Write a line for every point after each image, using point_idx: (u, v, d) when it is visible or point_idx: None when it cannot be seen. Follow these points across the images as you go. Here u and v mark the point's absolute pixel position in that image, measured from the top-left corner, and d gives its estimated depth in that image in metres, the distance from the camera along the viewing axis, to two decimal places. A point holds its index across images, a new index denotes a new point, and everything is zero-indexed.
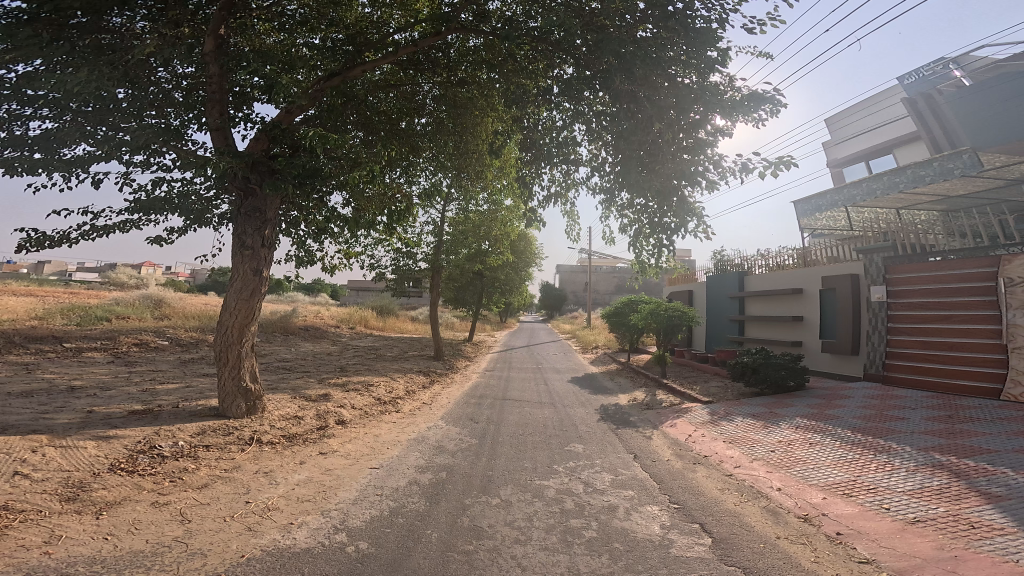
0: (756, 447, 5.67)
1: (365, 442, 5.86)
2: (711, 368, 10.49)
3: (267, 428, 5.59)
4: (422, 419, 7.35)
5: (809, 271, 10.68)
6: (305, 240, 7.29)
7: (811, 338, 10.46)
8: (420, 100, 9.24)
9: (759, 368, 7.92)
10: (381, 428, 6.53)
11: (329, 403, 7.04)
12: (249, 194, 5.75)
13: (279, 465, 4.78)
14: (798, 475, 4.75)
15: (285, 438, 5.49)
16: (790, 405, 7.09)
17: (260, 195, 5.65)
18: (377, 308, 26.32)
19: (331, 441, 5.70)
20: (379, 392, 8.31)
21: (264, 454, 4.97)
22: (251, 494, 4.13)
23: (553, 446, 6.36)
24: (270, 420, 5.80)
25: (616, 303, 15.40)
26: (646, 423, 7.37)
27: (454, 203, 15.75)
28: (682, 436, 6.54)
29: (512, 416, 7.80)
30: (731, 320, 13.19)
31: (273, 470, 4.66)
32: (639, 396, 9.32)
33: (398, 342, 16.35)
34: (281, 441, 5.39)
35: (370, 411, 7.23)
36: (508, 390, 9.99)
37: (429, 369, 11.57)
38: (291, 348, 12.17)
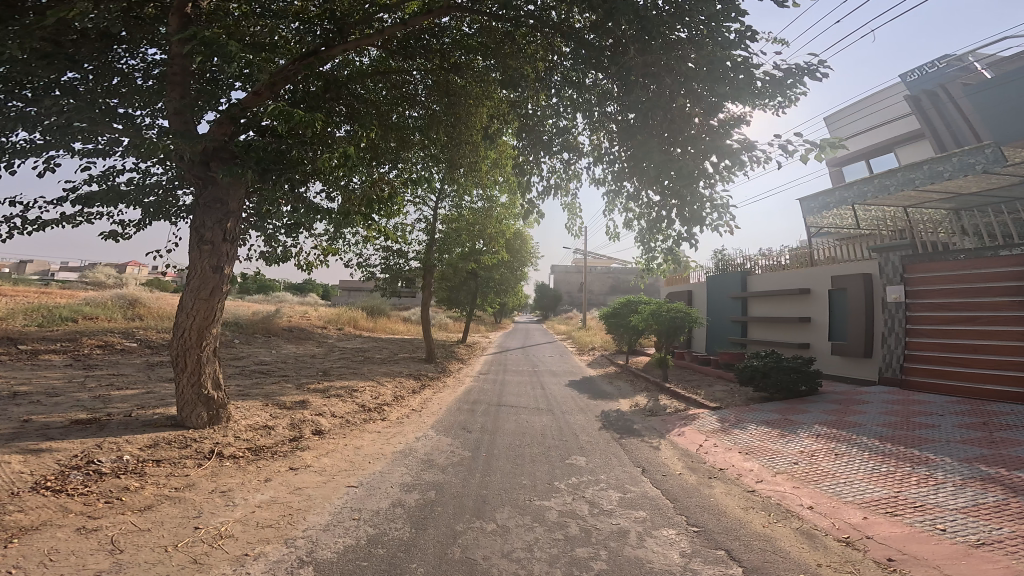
0: (777, 459, 5.19)
1: (343, 456, 5.24)
2: (716, 372, 10.03)
3: (231, 440, 4.96)
4: (410, 429, 6.75)
5: (816, 271, 10.31)
6: (281, 232, 6.67)
7: (820, 339, 10.07)
8: (411, 87, 8.66)
9: (772, 372, 7.44)
10: (363, 439, 5.93)
11: (307, 411, 6.41)
12: (213, 180, 5.11)
13: (240, 484, 4.16)
14: (830, 491, 4.27)
15: (250, 451, 4.86)
16: (805, 411, 6.63)
17: (222, 182, 4.99)
18: (368, 308, 25.58)
19: (304, 454, 5.09)
20: (364, 399, 7.68)
21: (223, 470, 4.35)
22: (202, 519, 3.51)
23: (553, 458, 5.82)
24: (236, 432, 5.17)
25: (613, 303, 15.02)
26: (651, 432, 6.86)
27: (447, 201, 15.22)
28: (692, 446, 6.04)
29: (507, 424, 7.25)
30: (733, 320, 12.80)
31: (231, 489, 4.04)
32: (642, 401, 8.83)
33: (388, 343, 15.71)
34: (245, 454, 4.76)
35: (353, 420, 6.61)
36: (504, 395, 9.43)
37: (420, 372, 10.99)
38: (273, 350, 11.48)
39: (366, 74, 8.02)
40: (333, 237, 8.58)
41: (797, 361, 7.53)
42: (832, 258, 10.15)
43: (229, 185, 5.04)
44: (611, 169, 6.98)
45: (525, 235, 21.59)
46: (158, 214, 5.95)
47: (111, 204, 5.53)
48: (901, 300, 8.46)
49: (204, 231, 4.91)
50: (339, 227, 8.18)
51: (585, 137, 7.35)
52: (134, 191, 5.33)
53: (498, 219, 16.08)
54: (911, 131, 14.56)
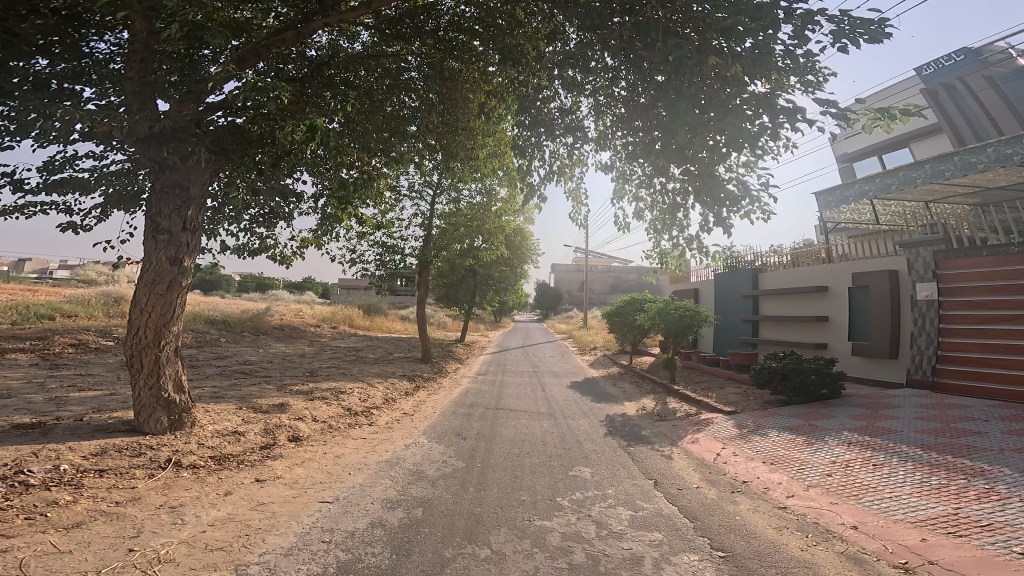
0: (807, 469, 4.67)
1: (320, 466, 4.72)
2: (727, 373, 9.49)
3: (194, 448, 4.44)
4: (399, 435, 6.20)
5: (835, 267, 9.77)
6: (259, 221, 6.16)
7: (838, 340, 9.55)
8: (405, 72, 8.13)
9: (793, 373, 6.88)
10: (344, 447, 5.39)
11: (284, 416, 5.86)
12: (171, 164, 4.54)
13: (195, 498, 3.62)
14: (877, 508, 3.77)
15: (213, 461, 4.32)
16: (830, 416, 6.10)
17: (184, 165, 4.45)
18: (364, 306, 25.04)
19: (275, 464, 4.55)
20: (351, 402, 7.13)
21: (178, 482, 3.82)
22: (140, 540, 2.98)
23: (554, 470, 5.28)
24: (201, 439, 4.64)
25: (616, 302, 14.48)
26: (661, 439, 6.32)
27: (445, 195, 14.66)
28: (708, 455, 5.51)
29: (505, 430, 6.71)
30: (743, 320, 12.26)
31: (184, 504, 3.51)
32: (648, 404, 8.29)
33: (382, 342, 15.15)
34: (207, 464, 4.23)
35: (336, 425, 6.08)
36: (503, 397, 8.88)
37: (414, 372, 10.46)
38: (260, 349, 10.94)
39: (357, 58, 7.51)
40: (320, 229, 8.04)
41: (819, 362, 6.98)
42: (851, 254, 9.63)
43: (192, 165, 4.51)
44: (620, 155, 6.45)
45: (526, 231, 21.01)
46: (120, 204, 5.42)
47: (64, 192, 5.01)
48: (933, 298, 7.89)
49: (163, 216, 4.37)
50: (325, 218, 7.64)
51: (591, 121, 6.80)
52: (90, 178, 4.79)
53: (497, 214, 15.48)
54: (928, 125, 14.00)
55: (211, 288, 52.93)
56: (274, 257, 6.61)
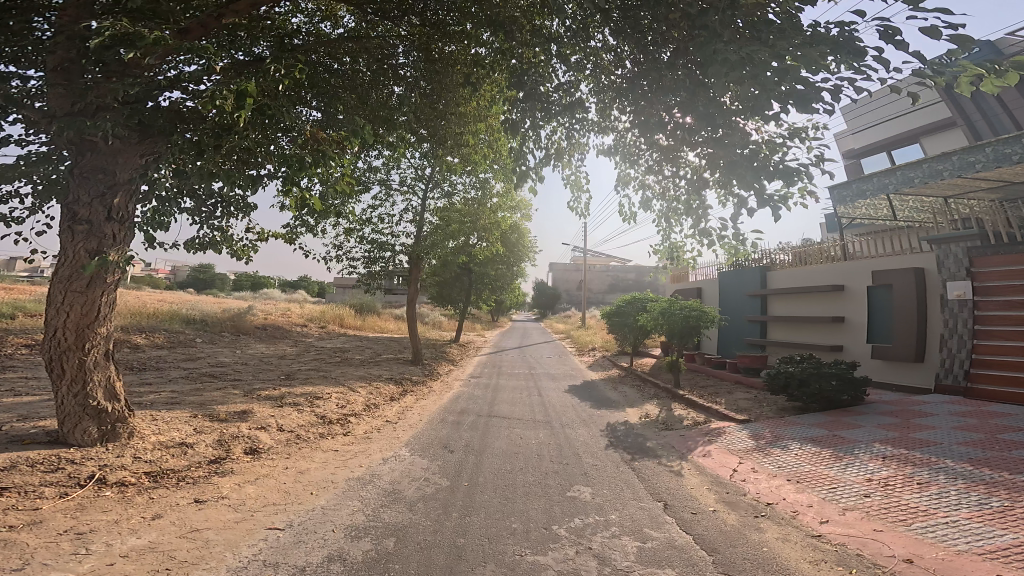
0: (842, 489, 4.06)
1: (274, 484, 4.16)
2: (734, 377, 8.91)
3: (128, 463, 3.94)
4: (377, 447, 5.59)
5: (852, 264, 9.20)
6: (218, 204, 5.59)
7: (856, 341, 9.00)
8: (391, 55, 7.51)
9: (813, 378, 6.28)
10: (311, 461, 4.77)
11: (246, 425, 5.25)
12: (92, 146, 3.99)
13: (110, 525, 3.08)
14: (933, 537, 3.17)
15: (147, 477, 3.82)
16: (857, 426, 5.51)
17: (105, 147, 3.96)
18: (356, 305, 24.32)
19: (221, 481, 4.03)
20: (326, 409, 6.49)
21: (94, 504, 3.31)
22: None
23: (548, 491, 4.67)
24: (137, 452, 4.13)
25: (616, 301, 13.94)
26: (668, 451, 5.73)
27: (438, 190, 14.02)
28: (722, 471, 4.92)
29: (496, 441, 6.09)
30: (750, 320, 11.71)
31: (93, 531, 2.99)
32: (652, 411, 7.69)
33: (372, 343, 14.49)
34: (138, 482, 3.72)
35: (305, 435, 5.45)
36: (495, 403, 8.26)
37: (401, 375, 9.82)
38: (237, 351, 10.26)
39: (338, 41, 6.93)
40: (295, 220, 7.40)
41: (841, 365, 6.40)
42: (869, 251, 9.10)
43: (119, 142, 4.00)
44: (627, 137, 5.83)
45: (524, 228, 20.37)
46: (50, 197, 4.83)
47: None
48: (967, 298, 7.32)
49: (82, 202, 3.89)
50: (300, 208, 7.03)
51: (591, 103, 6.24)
52: (12, 163, 4.17)
53: (492, 210, 14.80)
54: (940, 120, 13.48)
55: (203, 287, 51.90)
56: (234, 249, 6.00)
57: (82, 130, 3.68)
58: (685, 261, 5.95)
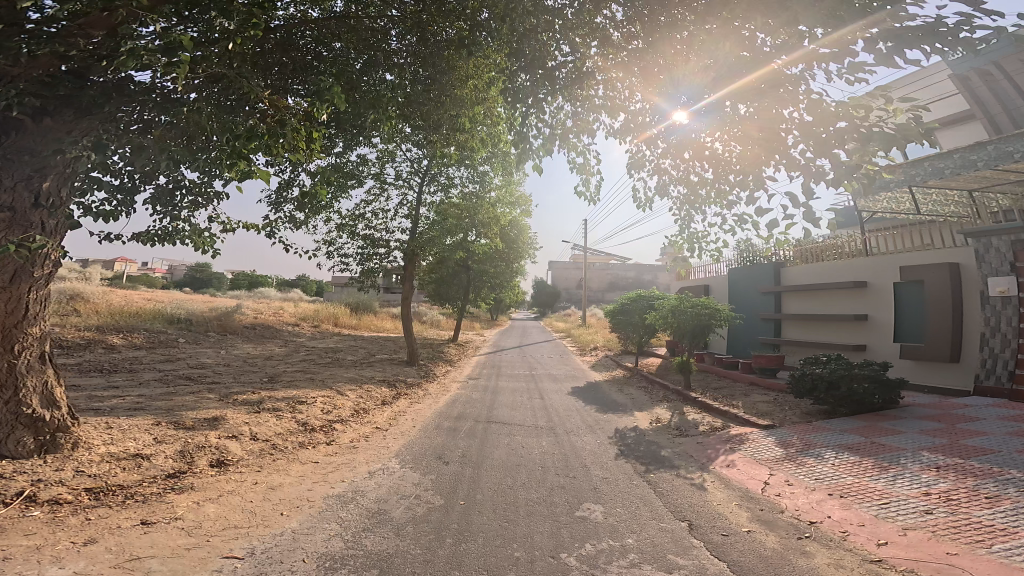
0: (897, 506, 3.62)
1: (235, 501, 3.65)
2: (749, 378, 8.40)
3: (73, 477, 3.48)
4: (364, 458, 5.05)
5: (876, 260, 8.71)
6: (180, 190, 5.14)
7: (880, 340, 8.50)
8: (386, 38, 6.98)
9: (843, 381, 5.75)
10: (285, 476, 4.25)
11: (215, 433, 4.73)
12: (17, 125, 3.60)
13: (38, 552, 2.68)
14: (1022, 561, 2.79)
15: (87, 494, 3.34)
16: (898, 432, 5.05)
17: (35, 128, 3.61)
18: (353, 304, 23.69)
19: (178, 499, 3.53)
20: (310, 415, 5.94)
21: (16, 526, 2.87)
22: None
23: (554, 511, 4.13)
24: (81, 465, 3.65)
25: (619, 299, 13.40)
26: (685, 461, 5.20)
27: (435, 184, 13.43)
28: (751, 484, 4.42)
29: (496, 451, 5.56)
30: (763, 318, 11.21)
31: (18, 555, 2.62)
32: (663, 415, 7.16)
33: (366, 342, 13.91)
34: (76, 501, 3.24)
35: (283, 445, 4.91)
36: (495, 407, 7.71)
37: (395, 377, 9.27)
38: (222, 351, 9.71)
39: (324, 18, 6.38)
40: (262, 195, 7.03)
41: (872, 366, 5.88)
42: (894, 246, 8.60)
43: (50, 123, 3.65)
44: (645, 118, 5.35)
45: (524, 225, 19.65)
46: None
47: None
48: (1011, 295, 6.80)
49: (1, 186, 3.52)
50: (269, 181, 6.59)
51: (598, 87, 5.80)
52: None
53: (491, 205, 14.17)
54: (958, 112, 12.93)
55: (199, 287, 51.28)
56: (194, 240, 5.47)
57: (17, 99, 3.22)
58: (705, 253, 5.38)
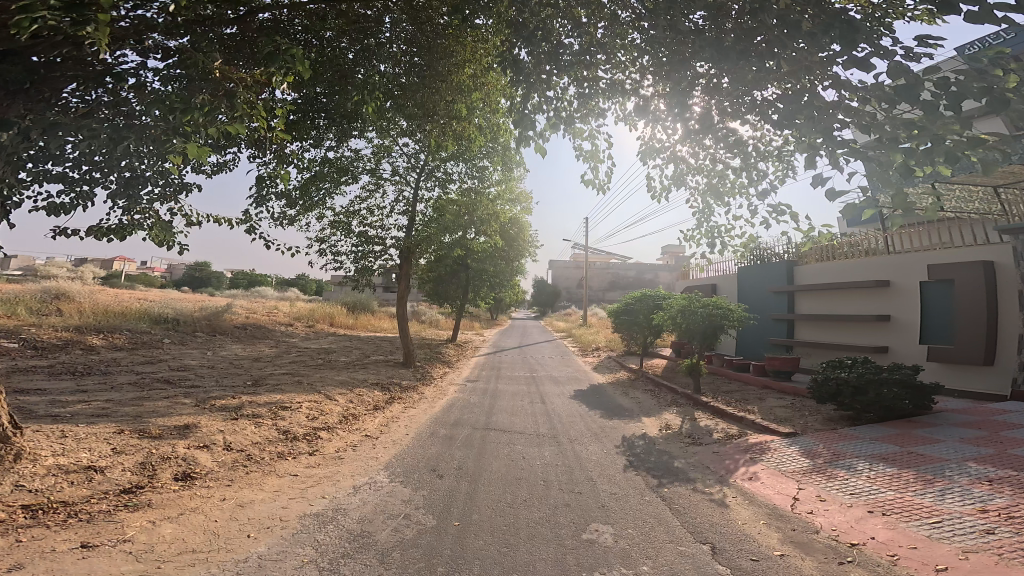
0: (953, 525, 3.24)
1: (196, 521, 3.20)
2: (762, 381, 7.98)
3: (9, 492, 3.05)
4: (350, 469, 4.63)
5: (900, 258, 8.26)
6: (142, 182, 4.70)
7: (903, 342, 8.06)
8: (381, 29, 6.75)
9: (872, 387, 5.30)
10: (258, 492, 3.81)
11: (183, 442, 4.31)
12: None
13: None
14: None
15: (24, 513, 2.90)
16: (938, 441, 4.64)
17: None
18: (349, 304, 23.17)
19: (131, 518, 3.09)
20: (293, 423, 5.51)
21: None
22: None
23: (558, 532, 3.68)
24: (21, 478, 3.22)
25: (624, 298, 12.94)
26: (701, 473, 4.77)
27: (432, 180, 12.96)
28: (777, 499, 4.01)
29: (494, 462, 5.13)
30: (776, 318, 10.79)
31: None
32: (673, 421, 6.72)
33: (360, 343, 13.44)
34: (8, 519, 2.81)
35: (261, 456, 4.49)
36: (493, 412, 7.27)
37: (389, 379, 8.82)
38: (206, 353, 9.25)
39: None
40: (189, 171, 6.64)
41: (902, 370, 5.44)
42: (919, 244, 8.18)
43: None
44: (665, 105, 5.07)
45: (524, 223, 19.17)
46: None
47: None
48: None
49: None
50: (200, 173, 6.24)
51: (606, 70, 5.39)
52: None
53: (491, 202, 13.66)
54: None
55: (198, 286, 50.90)
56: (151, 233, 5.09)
57: None
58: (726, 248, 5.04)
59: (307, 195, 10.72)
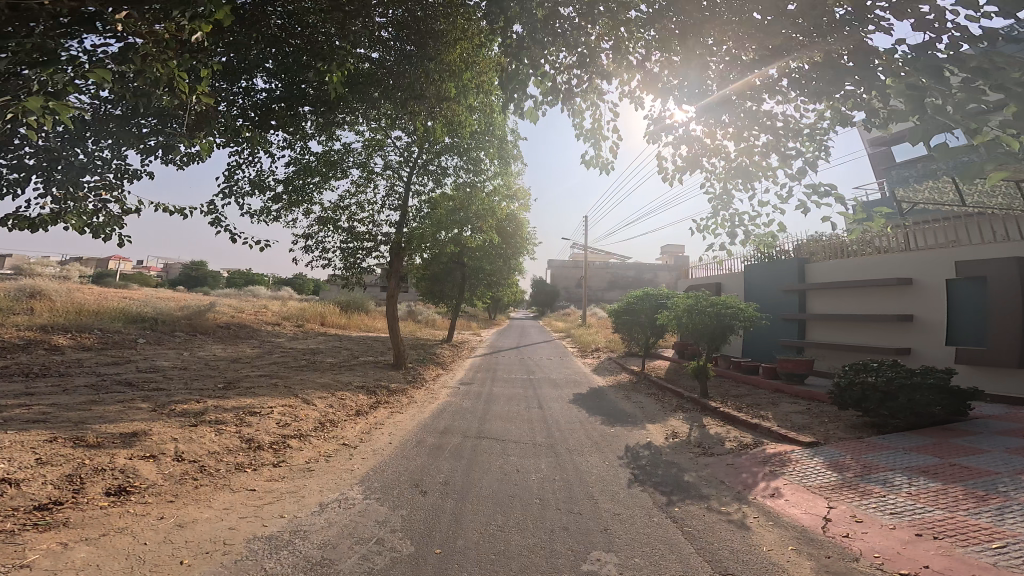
0: (1020, 551, 2.80)
1: (121, 544, 2.82)
2: (773, 385, 7.50)
3: None
4: (321, 483, 4.14)
5: (923, 256, 7.79)
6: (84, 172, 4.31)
7: (927, 343, 7.60)
8: (371, 12, 6.37)
9: (903, 392, 4.79)
10: (204, 509, 3.41)
11: (123, 451, 3.90)
12: None
13: None
14: None
15: None
16: (984, 452, 4.18)
17: None
18: (343, 304, 22.61)
19: (39, 539, 2.72)
20: (261, 431, 4.99)
21: None
22: None
23: (554, 563, 3.16)
24: None
25: (625, 297, 12.42)
26: (715, 488, 4.26)
27: (427, 174, 12.44)
28: (807, 520, 3.50)
29: (483, 476, 4.61)
30: (786, 319, 10.32)
31: None
32: (680, 429, 6.20)
33: (351, 344, 12.88)
34: None
35: (216, 467, 4.05)
36: (487, 418, 6.75)
37: (376, 382, 8.27)
38: (182, 353, 8.69)
39: None
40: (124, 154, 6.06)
41: (935, 373, 4.93)
42: (942, 242, 7.73)
43: None
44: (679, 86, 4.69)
45: (522, 219, 18.60)
46: None
47: None
48: None
49: None
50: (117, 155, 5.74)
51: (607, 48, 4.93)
52: None
53: (488, 199, 13.12)
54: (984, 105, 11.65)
55: (192, 286, 50.29)
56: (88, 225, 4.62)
57: None
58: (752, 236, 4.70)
59: (294, 189, 10.20)
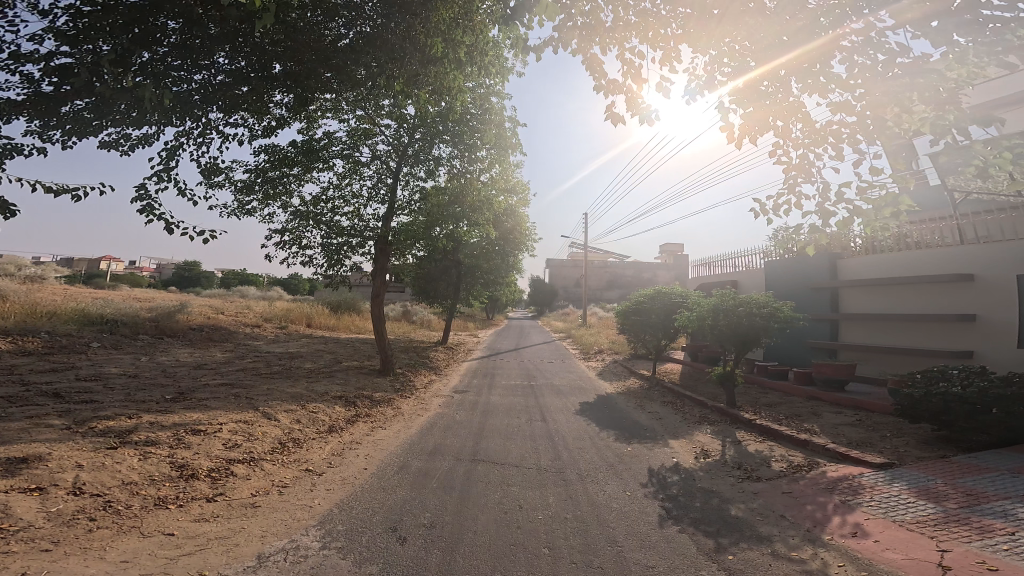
0: None
1: None
2: (810, 392, 6.61)
3: None
4: (264, 526, 3.24)
5: (989, 247, 6.87)
6: None
7: (994, 345, 6.74)
8: None
9: (994, 403, 4.01)
10: (89, 564, 2.54)
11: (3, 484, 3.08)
12: None
13: None
14: None
15: None
16: None
17: None
18: (333, 304, 21.62)
19: None
20: (201, 455, 4.07)
21: None
22: None
23: None
24: None
25: (634, 296, 11.59)
26: (776, 526, 3.36)
27: (422, 166, 11.51)
28: (914, 569, 2.66)
29: (480, 514, 3.69)
30: (815, 319, 9.56)
31: None
32: (711, 446, 5.29)
33: (336, 347, 11.88)
34: None
35: (127, 505, 3.19)
36: (484, 435, 5.81)
37: (358, 391, 7.32)
38: (136, 358, 7.66)
39: None
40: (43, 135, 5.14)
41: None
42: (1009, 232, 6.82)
43: None
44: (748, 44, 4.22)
45: (522, 215, 17.73)
46: None
47: None
48: None
49: None
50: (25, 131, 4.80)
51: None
52: None
53: (491, 193, 12.29)
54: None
55: (184, 286, 49.24)
56: None
57: None
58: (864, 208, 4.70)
59: (268, 181, 9.25)
